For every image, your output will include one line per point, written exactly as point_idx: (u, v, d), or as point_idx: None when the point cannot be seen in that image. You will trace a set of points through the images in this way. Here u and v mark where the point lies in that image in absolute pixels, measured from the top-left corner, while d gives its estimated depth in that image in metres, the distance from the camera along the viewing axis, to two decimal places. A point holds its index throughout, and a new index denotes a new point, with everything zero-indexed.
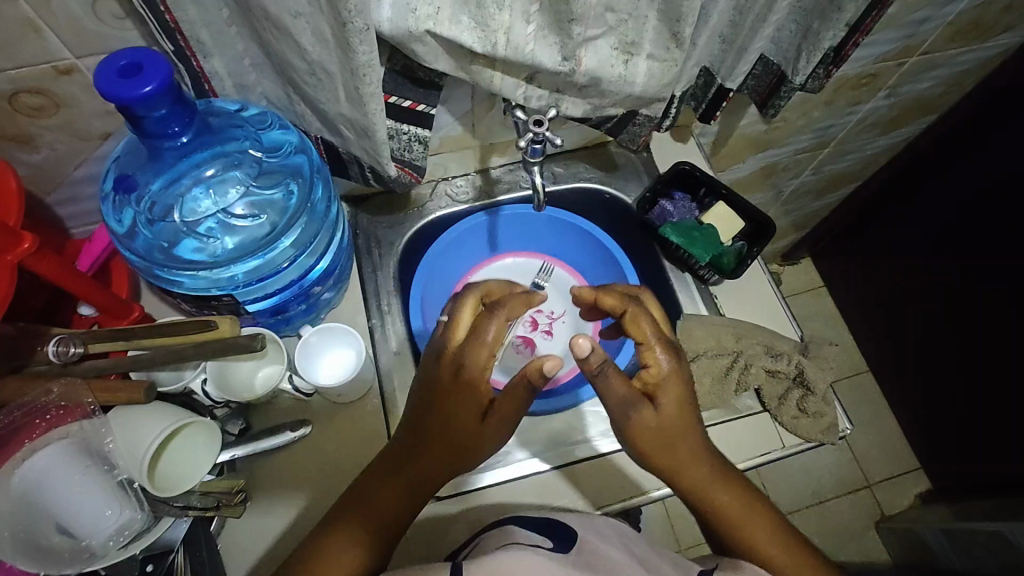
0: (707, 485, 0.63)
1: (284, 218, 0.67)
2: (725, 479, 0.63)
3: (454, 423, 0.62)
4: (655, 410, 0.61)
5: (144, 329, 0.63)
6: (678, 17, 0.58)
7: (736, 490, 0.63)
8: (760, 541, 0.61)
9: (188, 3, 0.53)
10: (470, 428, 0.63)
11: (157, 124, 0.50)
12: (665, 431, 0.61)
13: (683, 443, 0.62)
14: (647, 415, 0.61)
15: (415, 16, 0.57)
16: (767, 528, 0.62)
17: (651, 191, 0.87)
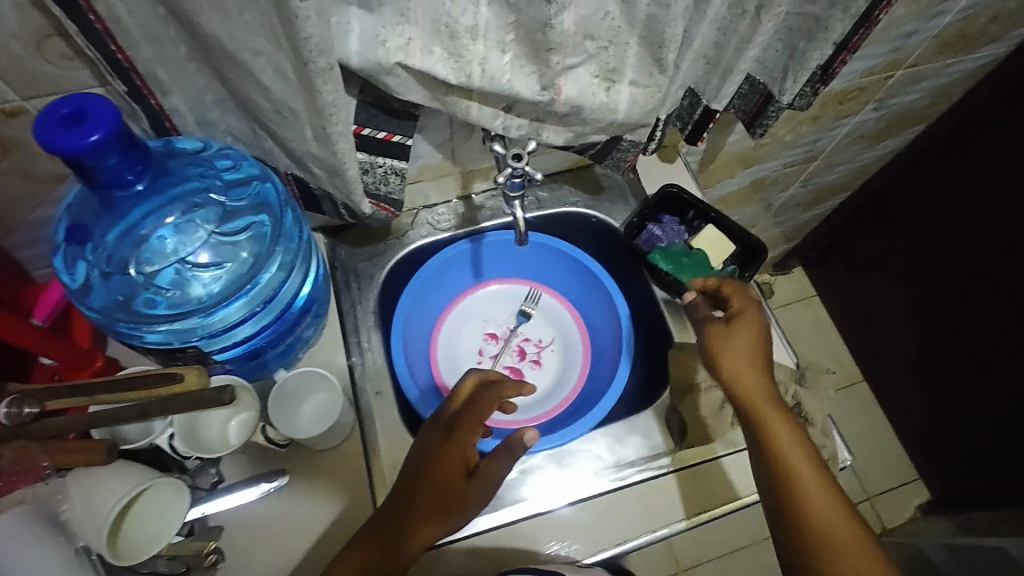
0: (769, 418, 0.63)
1: (253, 258, 0.63)
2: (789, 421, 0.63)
3: (443, 477, 0.63)
4: (725, 327, 0.68)
5: (104, 383, 0.59)
6: (660, 44, 0.56)
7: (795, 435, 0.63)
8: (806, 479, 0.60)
9: (141, 41, 0.50)
10: (455, 487, 0.64)
11: (109, 173, 0.47)
12: (733, 347, 0.66)
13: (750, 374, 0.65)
14: (717, 329, 0.68)
15: (385, 48, 0.54)
16: (816, 491, 0.60)
17: (638, 216, 0.85)
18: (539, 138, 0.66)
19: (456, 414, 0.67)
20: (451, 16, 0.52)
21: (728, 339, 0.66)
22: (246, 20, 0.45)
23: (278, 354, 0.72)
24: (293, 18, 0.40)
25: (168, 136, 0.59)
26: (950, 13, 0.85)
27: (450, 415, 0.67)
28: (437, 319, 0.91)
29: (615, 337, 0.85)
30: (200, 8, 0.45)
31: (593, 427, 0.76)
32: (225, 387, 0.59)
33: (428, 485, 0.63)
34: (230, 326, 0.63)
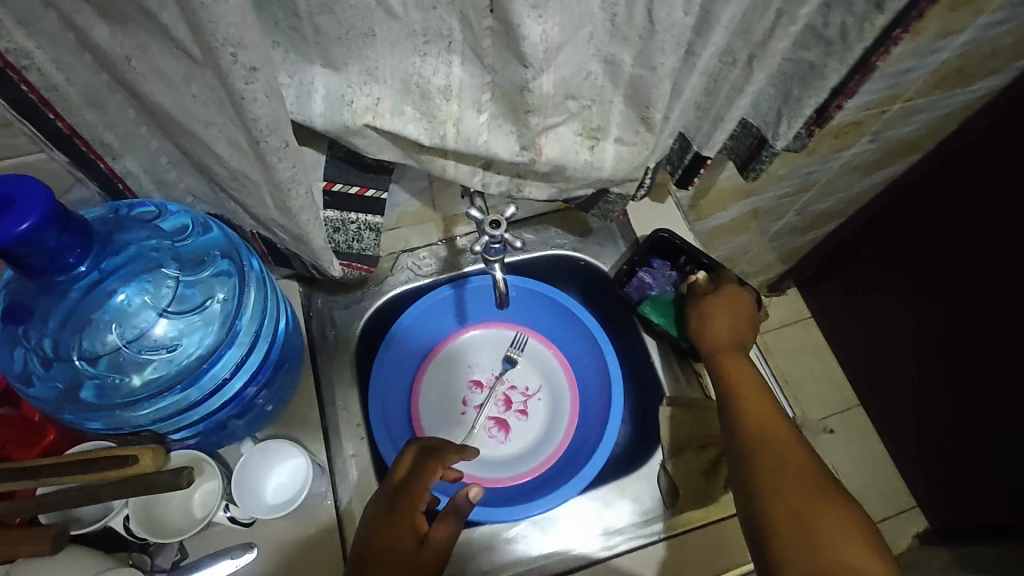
0: (732, 367, 0.72)
1: (208, 336, 0.58)
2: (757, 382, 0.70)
3: (398, 524, 0.61)
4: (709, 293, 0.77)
5: (51, 463, 0.54)
6: (647, 103, 0.52)
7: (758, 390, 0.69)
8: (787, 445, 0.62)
9: (84, 107, 0.46)
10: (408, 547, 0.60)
11: (50, 259, 0.43)
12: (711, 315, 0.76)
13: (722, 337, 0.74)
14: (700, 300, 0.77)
15: (351, 109, 0.50)
16: (777, 437, 0.63)
17: (628, 263, 0.83)
18: (520, 192, 0.63)
19: (398, 489, 0.63)
20: (422, 76, 0.49)
21: (707, 300, 0.77)
22: (194, 93, 0.42)
23: (246, 426, 0.67)
24: (239, 99, 0.37)
25: (121, 201, 0.56)
26: (949, 50, 0.82)
27: (393, 490, 0.64)
28: (417, 367, 0.85)
29: (606, 388, 0.81)
30: (144, 79, 0.42)
31: (582, 491, 0.73)
32: (182, 469, 0.55)
33: (379, 548, 0.59)
34: (187, 409, 0.58)
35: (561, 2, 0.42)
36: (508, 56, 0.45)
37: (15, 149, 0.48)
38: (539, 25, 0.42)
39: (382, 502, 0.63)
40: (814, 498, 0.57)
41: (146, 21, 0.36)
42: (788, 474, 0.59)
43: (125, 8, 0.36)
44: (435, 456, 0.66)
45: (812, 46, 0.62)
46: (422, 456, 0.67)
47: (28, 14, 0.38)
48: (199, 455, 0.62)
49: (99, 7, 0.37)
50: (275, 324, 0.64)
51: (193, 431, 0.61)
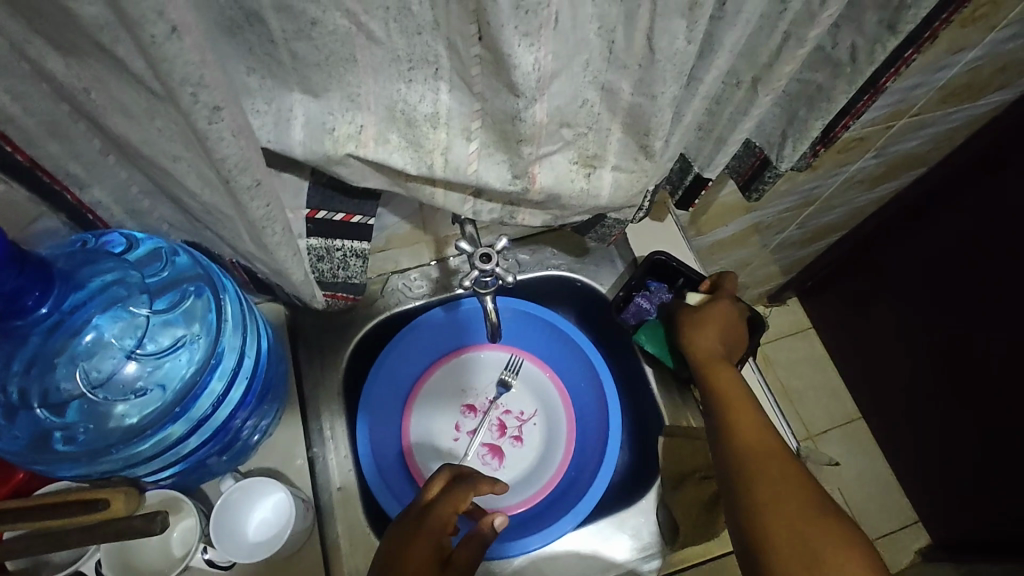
0: (722, 380, 0.68)
1: (181, 376, 0.55)
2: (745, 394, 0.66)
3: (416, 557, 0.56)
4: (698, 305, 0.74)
5: (15, 508, 0.51)
6: (646, 131, 0.50)
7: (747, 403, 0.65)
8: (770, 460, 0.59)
9: (45, 138, 0.43)
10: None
11: (6, 302, 0.40)
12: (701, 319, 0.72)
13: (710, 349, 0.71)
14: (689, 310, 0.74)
15: (333, 137, 0.47)
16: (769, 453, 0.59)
17: (625, 288, 0.79)
18: (513, 220, 0.60)
19: (428, 513, 0.60)
20: (407, 103, 0.46)
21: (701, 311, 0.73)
22: (159, 127, 0.39)
23: (226, 462, 0.64)
24: (204, 139, 0.34)
25: (87, 235, 0.53)
26: (959, 65, 0.79)
27: (420, 513, 0.60)
28: (408, 392, 0.82)
29: (603, 415, 0.79)
30: (105, 112, 0.39)
31: (579, 523, 0.71)
32: (156, 514, 0.52)
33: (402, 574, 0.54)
34: (167, 452, 0.55)
35: (555, 29, 0.39)
36: (498, 84, 0.43)
37: None
38: (531, 54, 0.39)
39: (406, 524, 0.59)
40: (806, 513, 0.54)
41: (102, 53, 0.33)
42: (782, 482, 0.57)
43: (79, 41, 0.33)
44: (469, 483, 0.63)
45: (819, 67, 0.59)
46: (454, 482, 0.64)
47: None
48: (175, 495, 0.59)
49: (52, 38, 0.34)
50: (257, 358, 0.61)
51: (171, 471, 0.58)
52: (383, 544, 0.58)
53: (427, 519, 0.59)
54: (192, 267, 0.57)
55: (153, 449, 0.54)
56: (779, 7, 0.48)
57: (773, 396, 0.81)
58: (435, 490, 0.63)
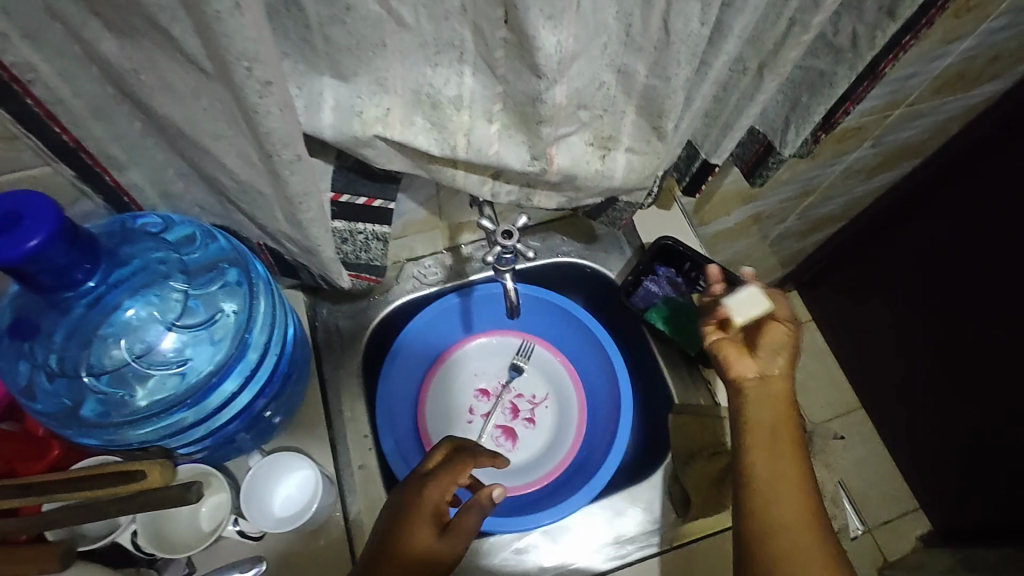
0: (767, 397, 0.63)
1: (216, 352, 0.57)
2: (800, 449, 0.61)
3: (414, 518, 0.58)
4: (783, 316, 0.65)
5: (58, 480, 0.54)
6: (659, 113, 0.52)
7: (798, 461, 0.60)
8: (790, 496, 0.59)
9: (90, 119, 0.45)
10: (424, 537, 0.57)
11: (57, 276, 0.42)
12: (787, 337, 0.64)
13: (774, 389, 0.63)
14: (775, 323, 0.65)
15: (361, 119, 0.50)
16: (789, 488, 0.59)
17: (633, 274, 0.81)
18: (530, 202, 0.62)
19: (428, 477, 0.62)
20: (432, 86, 0.49)
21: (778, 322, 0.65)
22: (204, 106, 0.41)
23: (253, 440, 0.66)
24: (253, 114, 0.36)
25: (127, 215, 0.55)
26: (954, 54, 0.82)
27: (421, 478, 0.62)
28: (423, 377, 0.84)
29: (613, 397, 0.81)
30: (152, 92, 0.41)
31: (593, 499, 0.73)
32: (191, 484, 0.55)
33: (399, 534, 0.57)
34: (202, 423, 0.57)
35: (576, 12, 0.41)
36: (521, 66, 0.45)
37: (19, 163, 0.47)
38: (554, 35, 0.41)
39: (409, 487, 0.62)
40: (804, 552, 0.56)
41: (156, 34, 0.36)
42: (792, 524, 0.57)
43: (136, 22, 0.35)
44: (468, 454, 0.64)
45: (822, 53, 0.62)
46: (455, 453, 0.65)
47: (34, 27, 0.37)
48: (207, 470, 0.61)
49: (109, 21, 0.36)
50: (284, 339, 0.63)
51: (201, 446, 0.60)
52: (389, 505, 0.62)
53: (425, 483, 0.61)
54: (226, 249, 0.60)
55: (188, 423, 0.57)
56: None
57: None
58: (438, 459, 0.65)
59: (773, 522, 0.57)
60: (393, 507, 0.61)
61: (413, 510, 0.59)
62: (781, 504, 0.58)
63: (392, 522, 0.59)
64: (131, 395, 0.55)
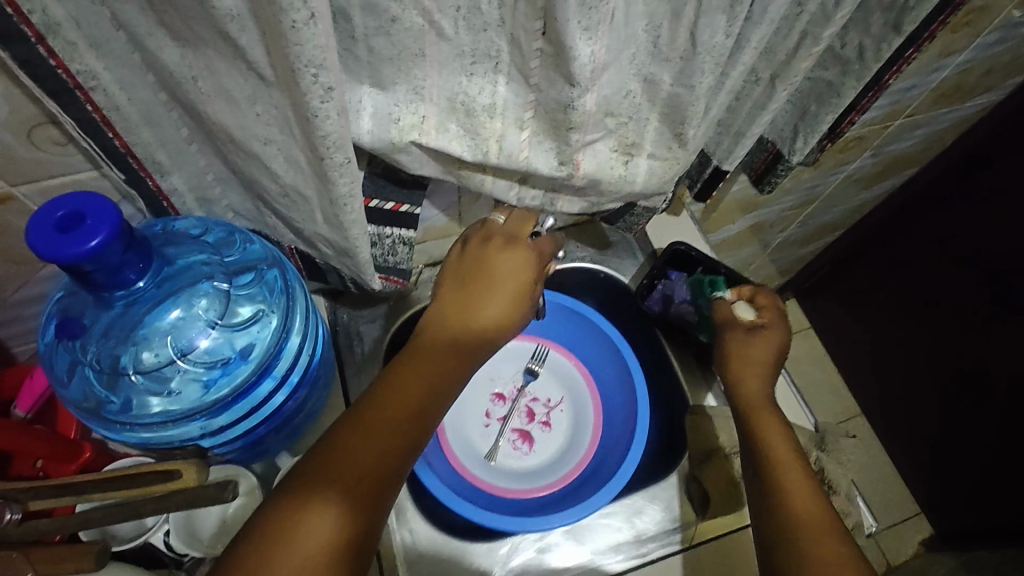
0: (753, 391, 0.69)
1: (256, 351, 0.59)
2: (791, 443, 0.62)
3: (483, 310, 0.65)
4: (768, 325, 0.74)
5: (94, 479, 0.54)
6: (682, 120, 0.55)
7: (793, 454, 0.61)
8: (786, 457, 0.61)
9: (141, 126, 0.46)
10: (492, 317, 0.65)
11: (110, 275, 0.44)
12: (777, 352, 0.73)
13: (757, 394, 0.69)
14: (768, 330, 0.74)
15: (398, 126, 0.52)
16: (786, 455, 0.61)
17: (648, 278, 0.84)
18: (553, 206, 0.65)
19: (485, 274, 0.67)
20: (468, 94, 0.51)
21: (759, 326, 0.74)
22: (258, 111, 0.43)
23: (280, 441, 0.68)
24: (313, 118, 0.39)
25: (167, 217, 0.56)
26: (949, 68, 0.86)
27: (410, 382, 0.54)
28: None
29: (630, 398, 0.82)
30: (208, 99, 0.43)
31: (612, 499, 0.74)
32: (228, 484, 0.56)
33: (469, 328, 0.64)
34: (237, 423, 0.59)
35: (611, 25, 0.44)
36: (555, 76, 0.47)
37: (71, 168, 0.48)
38: (588, 46, 0.44)
39: (444, 325, 0.63)
40: (815, 505, 0.56)
41: (223, 42, 0.38)
42: (794, 484, 0.58)
43: (204, 31, 0.37)
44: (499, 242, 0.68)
45: (830, 65, 0.65)
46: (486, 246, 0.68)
47: (101, 36, 0.39)
48: (238, 469, 0.63)
49: (176, 30, 0.38)
50: (314, 344, 0.66)
51: (233, 446, 0.62)
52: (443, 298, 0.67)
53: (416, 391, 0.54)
54: (264, 253, 0.61)
55: (227, 422, 0.59)
56: (798, 9, 0.54)
57: (794, 382, 0.81)
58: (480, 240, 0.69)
59: (785, 491, 0.57)
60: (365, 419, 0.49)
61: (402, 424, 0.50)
62: (786, 470, 0.59)
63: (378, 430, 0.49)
64: (173, 392, 0.57)
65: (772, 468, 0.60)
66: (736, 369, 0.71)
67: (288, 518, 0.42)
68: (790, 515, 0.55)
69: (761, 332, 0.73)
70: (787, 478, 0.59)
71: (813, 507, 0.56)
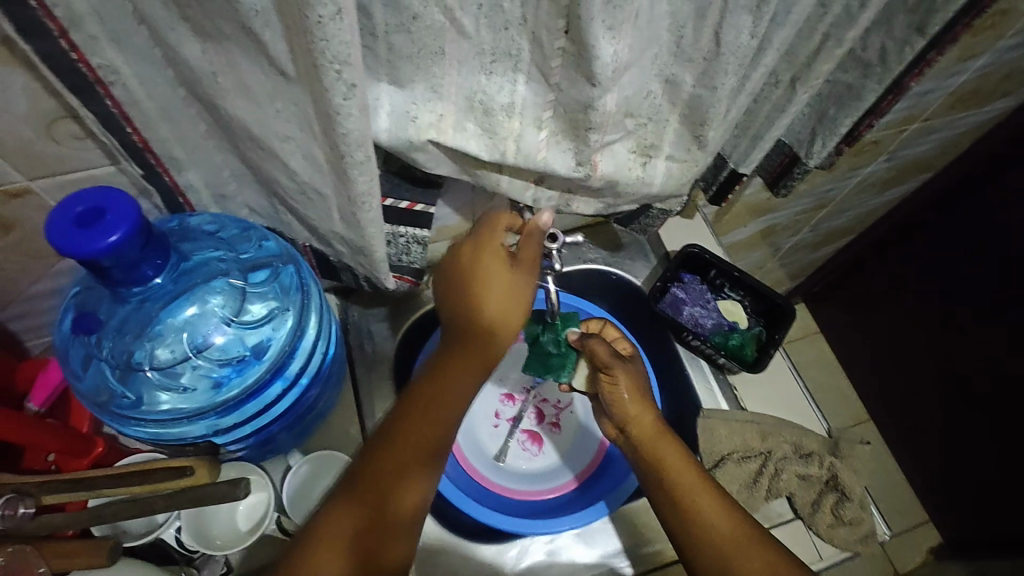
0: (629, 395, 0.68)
1: (271, 350, 0.59)
2: (694, 467, 0.63)
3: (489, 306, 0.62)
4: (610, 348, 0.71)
5: (106, 474, 0.54)
6: (702, 121, 0.55)
7: (679, 452, 0.64)
8: (673, 461, 0.64)
9: (159, 122, 0.46)
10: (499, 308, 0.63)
11: (127, 271, 0.44)
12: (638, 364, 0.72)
13: (649, 425, 0.67)
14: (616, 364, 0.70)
15: (416, 125, 0.51)
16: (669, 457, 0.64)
17: (661, 280, 0.82)
18: (569, 207, 0.64)
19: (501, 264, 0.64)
20: (486, 93, 0.50)
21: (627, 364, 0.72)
22: (278, 107, 0.43)
23: (291, 438, 0.68)
24: (335, 115, 0.38)
25: (182, 213, 0.55)
26: (969, 72, 0.85)
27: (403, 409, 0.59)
28: None
29: None
30: (229, 95, 0.43)
31: (623, 504, 0.74)
32: (240, 481, 0.56)
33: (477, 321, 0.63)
34: (250, 420, 0.60)
35: (634, 25, 0.44)
36: (577, 75, 0.47)
37: (88, 162, 0.48)
38: (611, 45, 0.43)
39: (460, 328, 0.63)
40: (714, 501, 0.61)
41: (245, 37, 0.37)
42: (691, 490, 0.62)
43: (227, 26, 0.37)
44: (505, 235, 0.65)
45: (851, 68, 0.64)
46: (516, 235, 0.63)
47: (122, 30, 0.39)
48: (249, 466, 0.63)
49: (198, 25, 0.38)
50: (327, 343, 0.65)
51: (245, 444, 0.62)
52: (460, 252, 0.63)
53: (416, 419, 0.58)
54: (278, 250, 0.61)
55: (240, 420, 0.59)
56: (821, 10, 0.53)
57: (807, 387, 0.81)
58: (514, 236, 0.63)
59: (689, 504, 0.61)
60: (377, 447, 0.57)
61: (422, 434, 0.58)
62: (676, 474, 0.63)
63: (406, 436, 0.57)
64: (186, 389, 0.56)
65: (693, 511, 0.61)
66: (616, 408, 0.69)
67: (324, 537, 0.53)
68: (706, 531, 0.59)
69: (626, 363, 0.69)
70: (708, 514, 0.60)
71: (715, 508, 0.60)
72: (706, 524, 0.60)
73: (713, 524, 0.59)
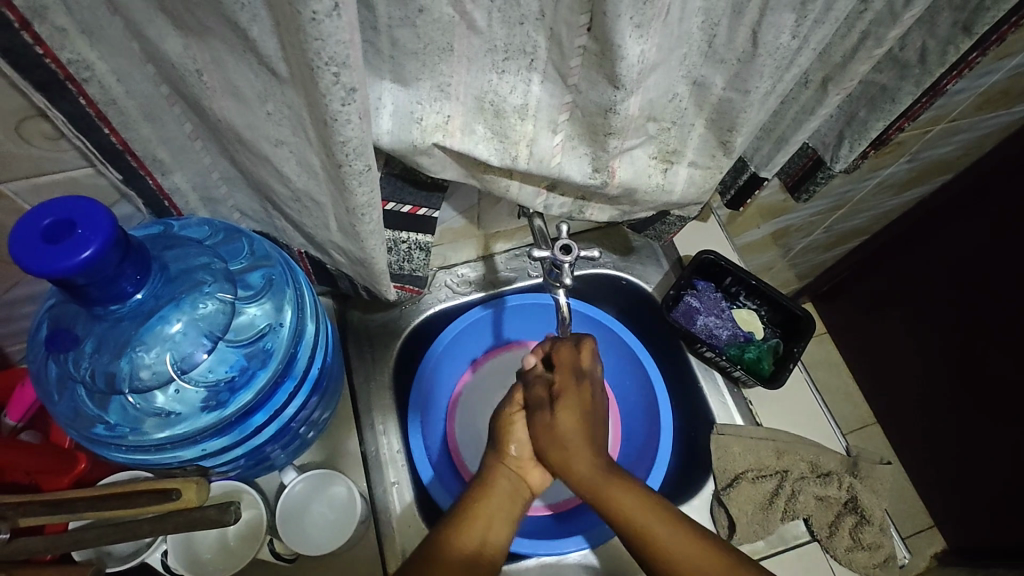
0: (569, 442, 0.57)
1: (265, 368, 0.56)
2: (648, 501, 0.55)
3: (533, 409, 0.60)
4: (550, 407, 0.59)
5: (85, 497, 0.50)
6: (730, 127, 0.51)
7: (631, 490, 0.56)
8: (620, 501, 0.55)
9: (141, 121, 0.42)
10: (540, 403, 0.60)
11: (105, 289, 0.40)
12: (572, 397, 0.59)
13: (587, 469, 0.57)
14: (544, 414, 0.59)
15: (421, 126, 0.46)
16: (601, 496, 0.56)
17: (676, 288, 0.78)
18: (582, 215, 0.61)
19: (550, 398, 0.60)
20: (498, 94, 0.45)
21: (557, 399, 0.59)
22: (269, 110, 0.39)
23: (285, 455, 0.65)
24: (332, 122, 0.35)
25: (169, 217, 0.52)
26: (1002, 71, 0.80)
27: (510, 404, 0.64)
28: (452, 389, 0.81)
29: (652, 411, 0.76)
30: (216, 95, 0.39)
31: None
32: (229, 505, 0.53)
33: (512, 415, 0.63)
34: (241, 444, 0.56)
35: (663, 23, 0.39)
36: (598, 76, 0.43)
37: (62, 165, 0.44)
38: (638, 45, 0.39)
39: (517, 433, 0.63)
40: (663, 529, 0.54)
41: (232, 34, 0.33)
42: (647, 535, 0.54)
43: (211, 20, 0.33)
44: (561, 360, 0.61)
45: (886, 68, 0.60)
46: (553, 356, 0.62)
47: (95, 22, 0.35)
48: (238, 486, 0.61)
49: (179, 17, 0.34)
50: (324, 350, 0.62)
51: (235, 463, 0.59)
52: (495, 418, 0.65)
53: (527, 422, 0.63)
54: (268, 254, 0.57)
55: (233, 441, 0.55)
56: (861, 7, 0.48)
57: (826, 402, 0.78)
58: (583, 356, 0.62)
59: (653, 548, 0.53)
60: (498, 448, 0.63)
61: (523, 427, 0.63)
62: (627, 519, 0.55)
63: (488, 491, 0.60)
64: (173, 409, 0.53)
65: (647, 542, 0.54)
66: (560, 459, 0.58)
67: (460, 530, 0.55)
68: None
69: (564, 396, 0.59)
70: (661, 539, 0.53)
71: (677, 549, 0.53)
72: (665, 554, 0.53)
73: (675, 558, 0.52)
